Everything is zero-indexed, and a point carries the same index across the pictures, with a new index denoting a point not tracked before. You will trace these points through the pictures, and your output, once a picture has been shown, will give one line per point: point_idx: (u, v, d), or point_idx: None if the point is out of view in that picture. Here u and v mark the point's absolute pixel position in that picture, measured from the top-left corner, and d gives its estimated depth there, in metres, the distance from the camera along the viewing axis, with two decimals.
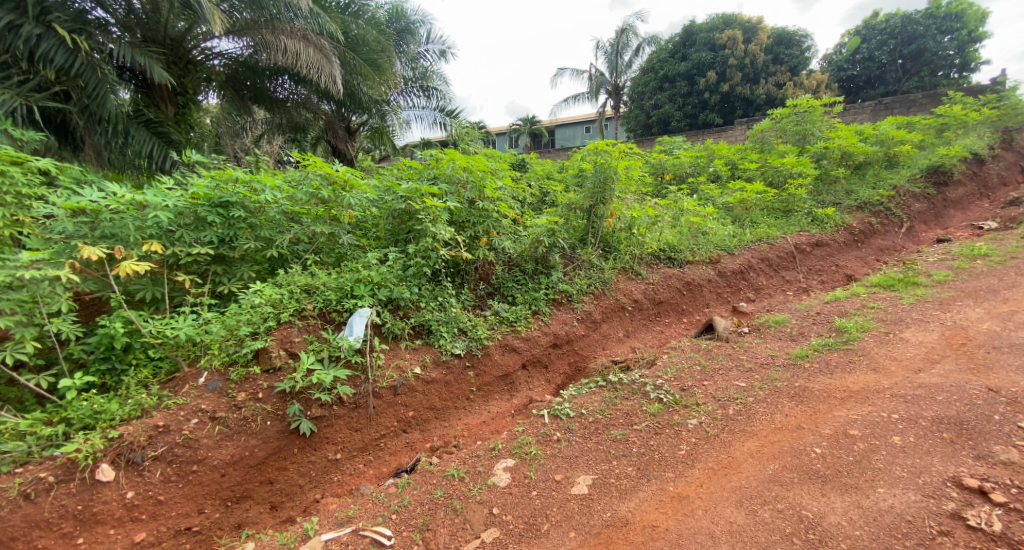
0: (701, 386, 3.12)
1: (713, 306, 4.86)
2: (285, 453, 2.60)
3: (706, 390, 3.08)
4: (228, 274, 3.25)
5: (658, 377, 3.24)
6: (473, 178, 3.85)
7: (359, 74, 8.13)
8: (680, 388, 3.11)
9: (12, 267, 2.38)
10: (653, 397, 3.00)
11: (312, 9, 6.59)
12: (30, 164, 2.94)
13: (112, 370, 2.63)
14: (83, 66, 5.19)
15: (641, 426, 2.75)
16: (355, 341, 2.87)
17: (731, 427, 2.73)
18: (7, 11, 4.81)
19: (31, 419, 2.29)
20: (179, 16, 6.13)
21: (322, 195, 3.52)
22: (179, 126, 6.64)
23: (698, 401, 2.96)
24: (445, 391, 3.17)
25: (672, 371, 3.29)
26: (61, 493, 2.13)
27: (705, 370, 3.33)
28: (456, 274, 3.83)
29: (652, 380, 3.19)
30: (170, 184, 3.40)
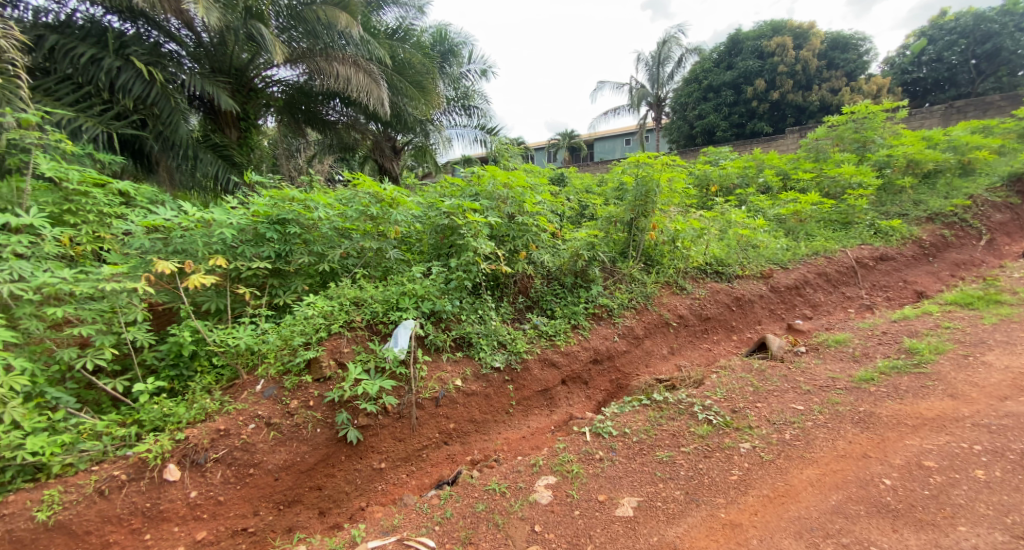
0: (754, 408, 2.97)
1: (765, 323, 4.63)
2: (333, 461, 2.68)
3: (760, 413, 2.92)
4: (284, 287, 3.42)
5: (706, 397, 3.11)
6: (513, 194, 3.90)
7: (405, 95, 8.41)
8: (731, 409, 2.97)
9: (96, 280, 2.61)
10: (702, 419, 2.88)
11: (362, 36, 6.96)
12: (111, 186, 3.23)
13: (180, 376, 2.81)
14: (158, 95, 5.71)
15: (689, 449, 2.65)
16: (399, 352, 2.95)
17: (789, 452, 2.57)
18: (91, 48, 5.40)
19: (108, 421, 2.46)
20: (243, 48, 6.62)
21: (371, 212, 3.68)
22: (242, 149, 7.09)
23: (751, 424, 2.82)
24: (485, 404, 3.18)
25: (722, 392, 3.15)
26: (132, 490, 2.28)
27: (758, 392, 3.17)
28: (495, 287, 3.86)
29: (700, 400, 3.07)
30: (234, 203, 3.65)
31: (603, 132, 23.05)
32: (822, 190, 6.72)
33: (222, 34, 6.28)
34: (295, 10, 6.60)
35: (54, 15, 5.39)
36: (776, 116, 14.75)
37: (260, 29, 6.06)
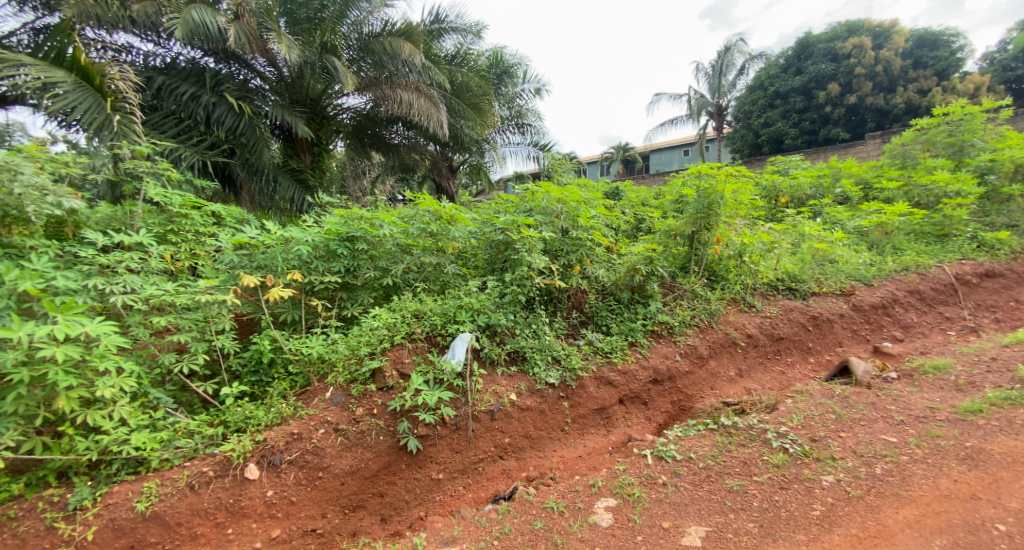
0: (837, 438, 2.73)
1: (847, 345, 4.27)
2: (394, 468, 2.75)
3: (844, 443, 2.69)
4: (351, 300, 3.57)
5: (781, 424, 2.89)
6: (567, 208, 3.85)
7: (464, 117, 8.68)
8: (811, 438, 2.74)
9: (192, 292, 2.88)
10: (777, 446, 2.69)
11: (425, 64, 7.26)
12: (205, 208, 3.58)
13: (260, 382, 3.02)
14: (246, 126, 6.28)
15: (763, 478, 2.48)
16: (457, 364, 2.99)
17: (881, 489, 2.34)
18: (191, 85, 6.12)
19: (198, 422, 2.65)
20: (319, 80, 7.09)
21: (432, 228, 3.78)
22: (316, 172, 7.58)
23: (835, 455, 2.59)
24: (540, 420, 3.15)
25: (799, 419, 2.93)
26: (217, 487, 2.43)
27: (841, 419, 2.91)
28: (548, 301, 3.83)
29: (774, 426, 2.86)
30: (309, 222, 3.91)
31: (659, 144, 22.55)
32: (912, 200, 6.22)
33: (301, 68, 6.81)
34: (364, 42, 7.04)
35: (161, 58, 6.17)
36: (853, 121, 13.79)
37: (335, 62, 6.54)
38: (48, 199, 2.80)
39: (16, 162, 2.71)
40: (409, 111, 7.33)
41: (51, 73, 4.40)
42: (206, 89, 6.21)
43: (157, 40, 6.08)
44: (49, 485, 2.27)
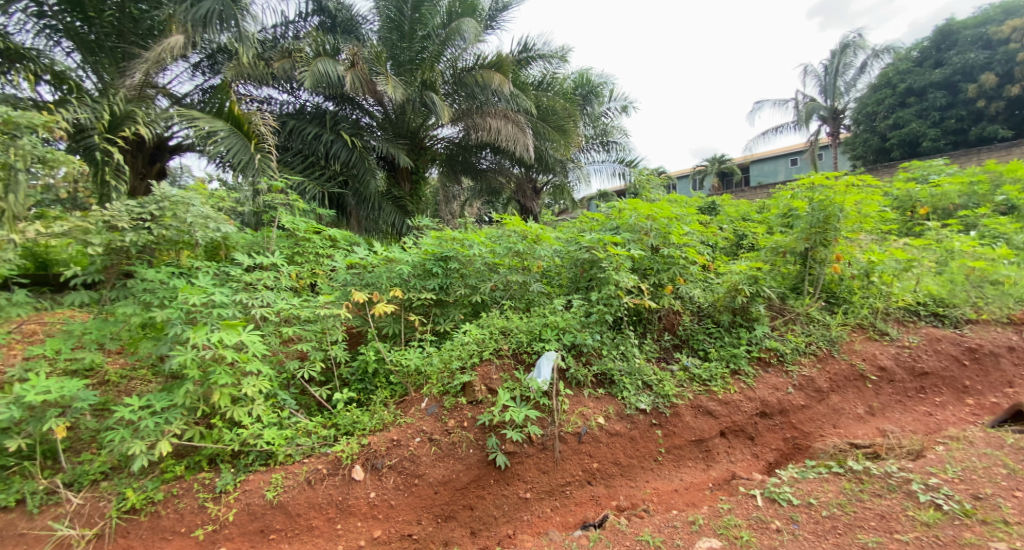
0: (1009, 499, 2.38)
1: (1017, 383, 3.80)
2: (483, 483, 2.77)
3: (1020, 506, 2.32)
4: (443, 316, 3.80)
5: (928, 475, 2.59)
6: (658, 225, 3.76)
7: (548, 140, 8.82)
8: (972, 495, 2.41)
9: (314, 307, 3.23)
10: (924, 501, 2.40)
11: (512, 91, 7.56)
12: (325, 233, 4.04)
13: (365, 389, 3.30)
14: (356, 159, 7.02)
15: (906, 537, 2.20)
16: (542, 383, 3.02)
17: None
18: (315, 126, 6.99)
19: (314, 423, 2.95)
20: (418, 115, 7.71)
21: (519, 248, 3.84)
22: (413, 199, 8.19)
23: (1006, 519, 2.24)
24: (631, 447, 3.03)
25: (952, 471, 2.61)
26: (330, 483, 2.65)
27: (1015, 474, 2.58)
28: (637, 321, 3.76)
29: (918, 477, 2.57)
30: (409, 244, 4.23)
31: (759, 155, 21.13)
32: None
33: (403, 105, 7.48)
34: (457, 77, 7.57)
35: (292, 105, 7.13)
36: (1015, 117, 12.00)
37: (433, 99, 7.08)
38: (210, 226, 3.37)
39: (187, 197, 3.32)
40: (497, 138, 7.66)
41: (213, 123, 5.30)
42: (326, 129, 7.06)
43: (289, 90, 7.05)
44: (202, 469, 2.64)
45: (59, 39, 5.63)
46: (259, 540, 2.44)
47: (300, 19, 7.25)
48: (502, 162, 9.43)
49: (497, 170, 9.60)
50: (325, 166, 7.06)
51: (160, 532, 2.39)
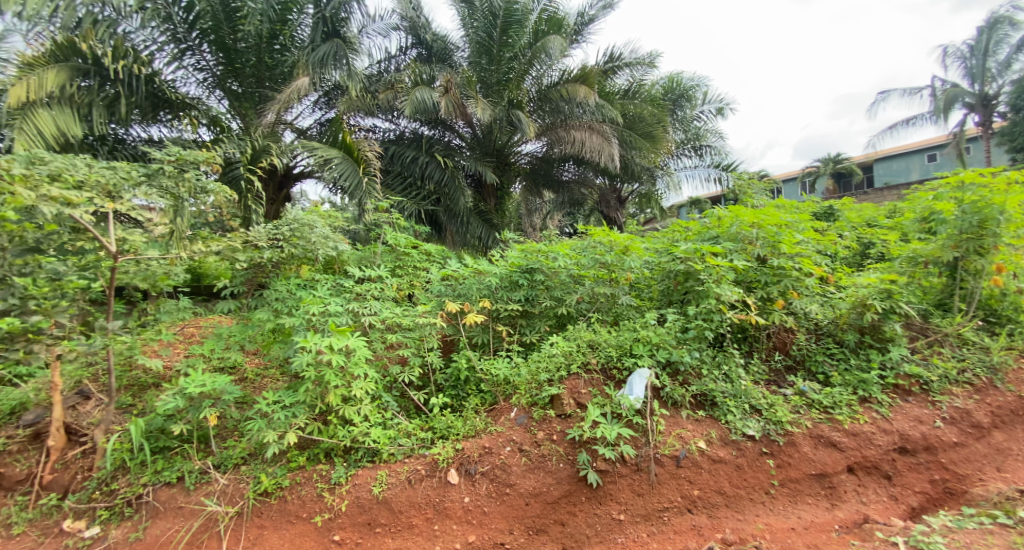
0: None
1: None
2: (574, 499, 2.71)
3: None
4: (529, 326, 3.81)
5: None
6: (765, 233, 3.48)
7: (635, 147, 8.53)
8: None
9: (412, 315, 3.44)
10: None
11: (598, 102, 7.48)
12: (421, 247, 4.29)
13: (457, 395, 3.42)
14: (448, 178, 7.45)
15: None
16: (636, 401, 2.88)
17: None
18: (412, 149, 7.54)
19: (413, 425, 3.11)
20: (504, 133, 7.98)
21: (606, 259, 3.82)
22: (499, 213, 8.46)
23: None
24: (738, 476, 2.78)
25: None
26: (428, 484, 2.77)
27: None
28: (742, 339, 3.50)
29: None
30: (496, 257, 4.33)
31: (884, 152, 18.64)
32: None
33: (491, 125, 7.80)
34: (543, 93, 7.73)
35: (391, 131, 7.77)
36: None
37: (519, 116, 7.26)
38: (330, 244, 3.88)
39: (311, 221, 3.83)
40: (582, 149, 7.59)
41: (329, 152, 5.92)
42: (421, 151, 7.59)
43: (391, 119, 7.70)
44: (320, 460, 2.90)
45: (216, 90, 6.71)
46: (367, 532, 2.62)
47: (400, 53, 7.91)
48: (584, 173, 9.41)
49: (580, 181, 9.58)
50: (421, 186, 7.59)
51: (286, 515, 2.67)
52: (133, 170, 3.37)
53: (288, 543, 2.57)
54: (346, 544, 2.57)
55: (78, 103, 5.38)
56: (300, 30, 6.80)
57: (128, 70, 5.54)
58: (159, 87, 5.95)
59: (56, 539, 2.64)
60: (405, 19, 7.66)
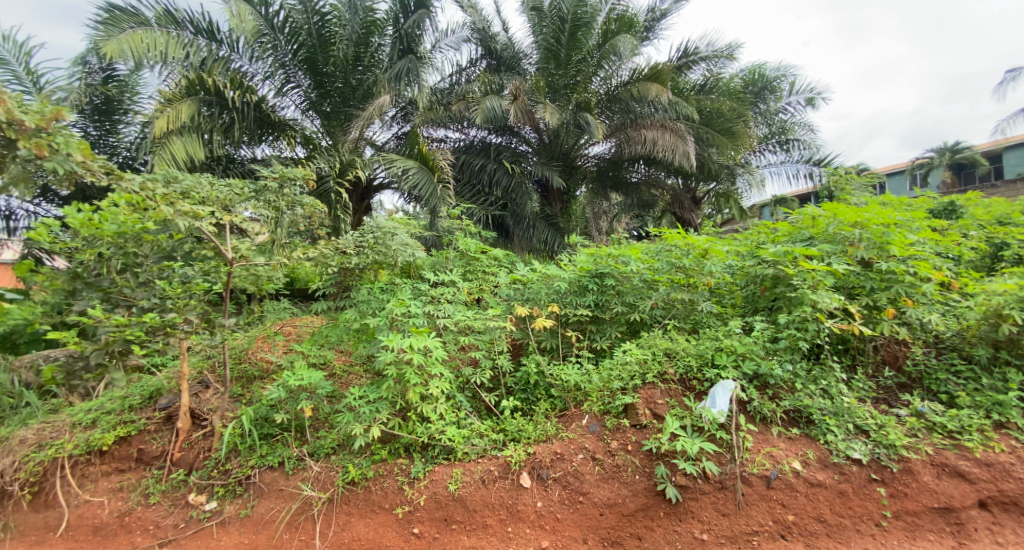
0: None
1: None
2: (652, 513, 2.58)
3: None
4: (600, 333, 3.73)
5: None
6: (871, 234, 3.14)
7: (713, 145, 8.09)
8: None
9: (484, 318, 3.48)
10: None
11: (671, 98, 7.21)
12: (491, 252, 4.35)
13: (527, 399, 3.42)
14: (515, 184, 7.56)
15: None
16: (719, 415, 2.71)
17: None
18: (481, 157, 7.76)
19: (485, 426, 3.15)
20: (572, 136, 7.96)
21: (684, 263, 3.65)
22: (565, 217, 8.39)
23: None
24: (841, 503, 2.51)
25: None
26: (501, 486, 2.79)
27: None
28: (843, 350, 3.23)
29: None
30: (565, 261, 4.27)
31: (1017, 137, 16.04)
32: None
33: (557, 129, 7.81)
34: (612, 93, 7.65)
35: (459, 141, 8.02)
36: None
37: (588, 118, 7.18)
38: (408, 251, 3.98)
39: (391, 229, 4.04)
40: (654, 149, 7.32)
41: (406, 163, 6.21)
42: (490, 158, 7.78)
43: (461, 129, 7.95)
44: (401, 455, 3.02)
45: (309, 112, 7.33)
46: (444, 528, 2.67)
47: (470, 65, 8.14)
48: (656, 172, 8.91)
49: (650, 181, 9.07)
50: (489, 193, 7.79)
51: (371, 505, 2.80)
52: (244, 187, 3.77)
53: (372, 531, 2.69)
54: (425, 538, 2.64)
55: (203, 129, 6.09)
56: (380, 51, 7.25)
57: (242, 99, 6.23)
58: (265, 111, 6.62)
59: (183, 510, 2.98)
60: (475, 32, 7.89)
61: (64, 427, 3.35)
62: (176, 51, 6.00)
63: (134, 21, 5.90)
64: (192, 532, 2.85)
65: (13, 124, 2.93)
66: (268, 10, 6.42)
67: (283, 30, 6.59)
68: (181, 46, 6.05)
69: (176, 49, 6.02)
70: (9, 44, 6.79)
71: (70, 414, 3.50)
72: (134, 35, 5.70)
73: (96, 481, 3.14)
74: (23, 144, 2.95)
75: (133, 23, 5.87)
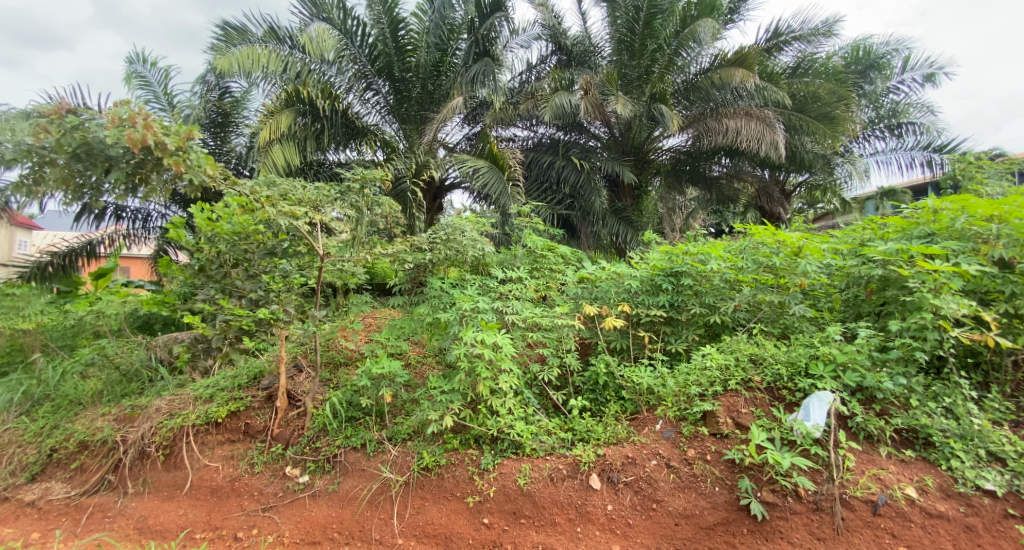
0: None
1: None
2: (734, 529, 2.39)
3: None
4: (675, 335, 3.54)
5: None
6: (1012, 229, 2.70)
7: (807, 132, 7.40)
8: None
9: (553, 316, 3.42)
10: None
11: (758, 83, 6.70)
12: (558, 250, 4.27)
13: (596, 400, 3.32)
14: (583, 179, 7.40)
15: None
16: (814, 429, 2.45)
17: None
18: (549, 154, 7.73)
19: (553, 424, 3.11)
20: (645, 129, 7.65)
21: (773, 262, 3.32)
22: (637, 212, 8.12)
23: None
24: (966, 539, 2.18)
25: None
26: (570, 485, 2.73)
27: None
28: (972, 365, 2.85)
29: None
30: (637, 259, 4.10)
31: None
32: None
33: (630, 122, 7.54)
34: (690, 82, 7.28)
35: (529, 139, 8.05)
36: None
37: (663, 109, 6.79)
38: (478, 247, 4.04)
39: (461, 226, 4.13)
40: (737, 139, 6.85)
41: (477, 163, 6.30)
42: (558, 155, 7.72)
43: (530, 126, 7.97)
44: (471, 445, 3.05)
45: (388, 116, 7.68)
46: (513, 521, 2.66)
47: (540, 62, 8.09)
48: (739, 164, 8.38)
49: (732, 174, 8.56)
50: (556, 191, 7.76)
51: (445, 491, 2.87)
52: (332, 189, 4.01)
53: (445, 517, 2.75)
54: (494, 529, 2.65)
55: (298, 137, 6.58)
56: (455, 54, 7.39)
57: (330, 107, 6.68)
58: (350, 117, 7.05)
59: (282, 480, 3.23)
60: (546, 29, 7.77)
61: (189, 399, 3.76)
62: (276, 65, 6.46)
63: (246, 40, 6.54)
64: (288, 501, 3.09)
65: (157, 145, 3.25)
66: (348, 24, 6.76)
67: (364, 41, 6.95)
68: (280, 60, 6.52)
69: (275, 63, 6.48)
70: (153, 69, 7.73)
71: (193, 389, 3.92)
72: (241, 52, 6.24)
73: (212, 448, 3.48)
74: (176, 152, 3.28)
75: (245, 41, 6.53)
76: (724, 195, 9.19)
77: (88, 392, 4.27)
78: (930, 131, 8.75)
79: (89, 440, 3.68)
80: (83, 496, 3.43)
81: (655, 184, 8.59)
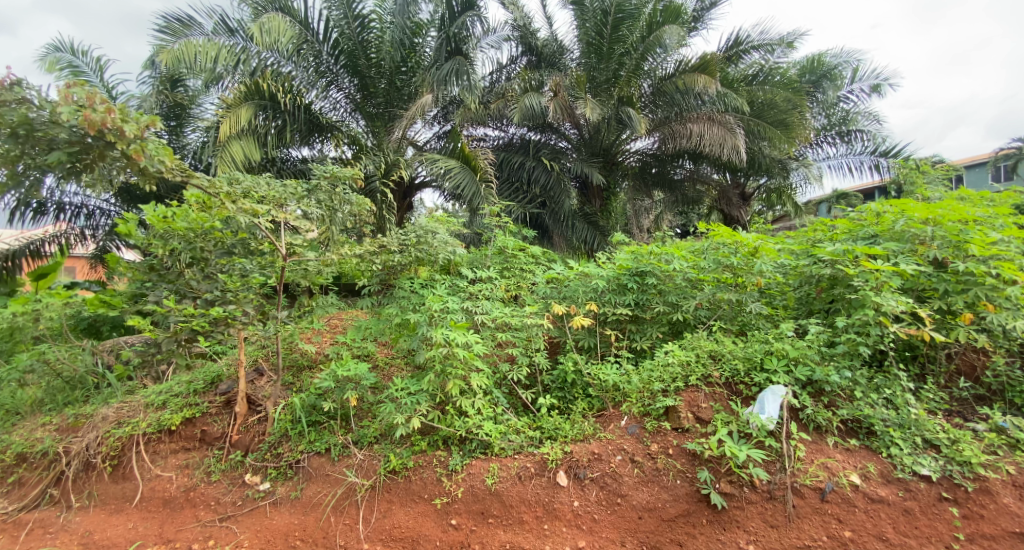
0: None
1: None
2: (693, 520, 2.47)
3: None
4: (640, 332, 3.62)
5: None
6: (944, 232, 2.92)
7: (765, 137, 7.72)
8: None
9: (521, 316, 3.41)
10: None
11: (719, 89, 6.92)
12: (530, 249, 4.26)
13: (564, 398, 3.36)
14: (553, 180, 7.50)
15: None
16: (768, 421, 2.58)
17: None
18: (519, 155, 7.79)
19: (522, 422, 3.12)
20: (613, 132, 7.77)
21: (732, 261, 3.46)
22: (603, 215, 8.27)
23: None
24: (904, 524, 2.32)
25: None
26: (537, 482, 2.76)
27: None
28: (911, 358, 3.04)
29: None
30: (604, 259, 4.17)
31: None
32: None
33: (598, 125, 7.65)
34: (657, 86, 7.45)
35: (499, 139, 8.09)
36: None
37: (630, 112, 6.89)
38: (448, 247, 4.01)
39: (432, 227, 4.07)
40: (700, 143, 7.06)
41: (448, 162, 6.23)
42: (528, 156, 7.81)
43: (501, 126, 8.03)
44: (439, 447, 3.04)
45: (354, 113, 7.52)
46: (480, 521, 2.66)
47: (510, 63, 8.11)
48: (701, 168, 8.68)
49: (695, 177, 8.86)
50: (527, 192, 7.82)
51: (411, 493, 2.84)
52: (298, 187, 3.91)
53: (412, 520, 2.73)
54: (462, 530, 2.64)
55: (257, 133, 6.37)
56: (423, 52, 7.31)
57: (293, 103, 6.51)
58: (314, 114, 6.88)
59: (241, 488, 3.12)
60: (516, 29, 7.80)
61: (140, 406, 3.58)
62: (226, 58, 6.18)
63: (190, 34, 6.27)
64: (248, 509, 2.99)
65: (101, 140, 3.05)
66: (309, 17, 6.58)
67: (326, 36, 6.78)
68: (233, 54, 6.27)
69: (228, 56, 6.22)
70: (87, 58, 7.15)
71: (144, 395, 3.74)
72: (187, 46, 5.95)
73: (165, 458, 3.34)
74: (126, 141, 3.10)
75: (192, 34, 6.27)
76: (688, 197, 9.47)
77: (27, 399, 4.04)
78: (876, 139, 9.29)
79: (27, 451, 3.46)
80: (21, 512, 3.23)
81: (622, 186, 8.76)
